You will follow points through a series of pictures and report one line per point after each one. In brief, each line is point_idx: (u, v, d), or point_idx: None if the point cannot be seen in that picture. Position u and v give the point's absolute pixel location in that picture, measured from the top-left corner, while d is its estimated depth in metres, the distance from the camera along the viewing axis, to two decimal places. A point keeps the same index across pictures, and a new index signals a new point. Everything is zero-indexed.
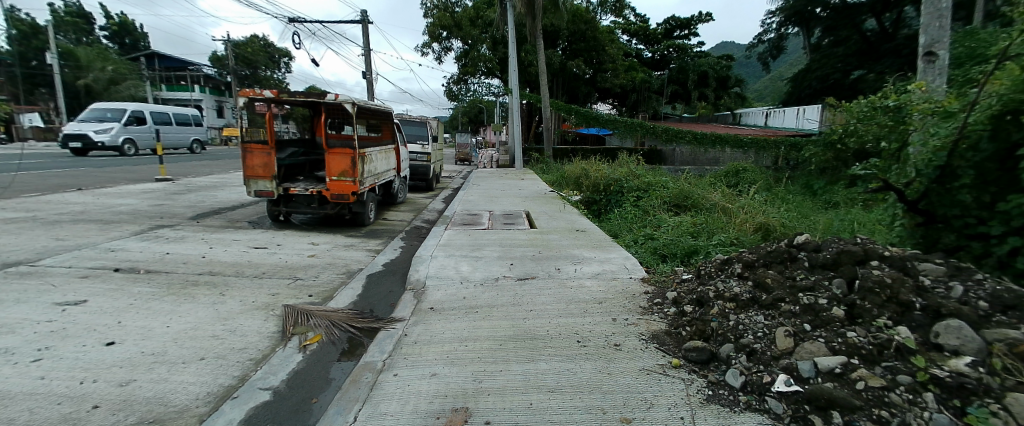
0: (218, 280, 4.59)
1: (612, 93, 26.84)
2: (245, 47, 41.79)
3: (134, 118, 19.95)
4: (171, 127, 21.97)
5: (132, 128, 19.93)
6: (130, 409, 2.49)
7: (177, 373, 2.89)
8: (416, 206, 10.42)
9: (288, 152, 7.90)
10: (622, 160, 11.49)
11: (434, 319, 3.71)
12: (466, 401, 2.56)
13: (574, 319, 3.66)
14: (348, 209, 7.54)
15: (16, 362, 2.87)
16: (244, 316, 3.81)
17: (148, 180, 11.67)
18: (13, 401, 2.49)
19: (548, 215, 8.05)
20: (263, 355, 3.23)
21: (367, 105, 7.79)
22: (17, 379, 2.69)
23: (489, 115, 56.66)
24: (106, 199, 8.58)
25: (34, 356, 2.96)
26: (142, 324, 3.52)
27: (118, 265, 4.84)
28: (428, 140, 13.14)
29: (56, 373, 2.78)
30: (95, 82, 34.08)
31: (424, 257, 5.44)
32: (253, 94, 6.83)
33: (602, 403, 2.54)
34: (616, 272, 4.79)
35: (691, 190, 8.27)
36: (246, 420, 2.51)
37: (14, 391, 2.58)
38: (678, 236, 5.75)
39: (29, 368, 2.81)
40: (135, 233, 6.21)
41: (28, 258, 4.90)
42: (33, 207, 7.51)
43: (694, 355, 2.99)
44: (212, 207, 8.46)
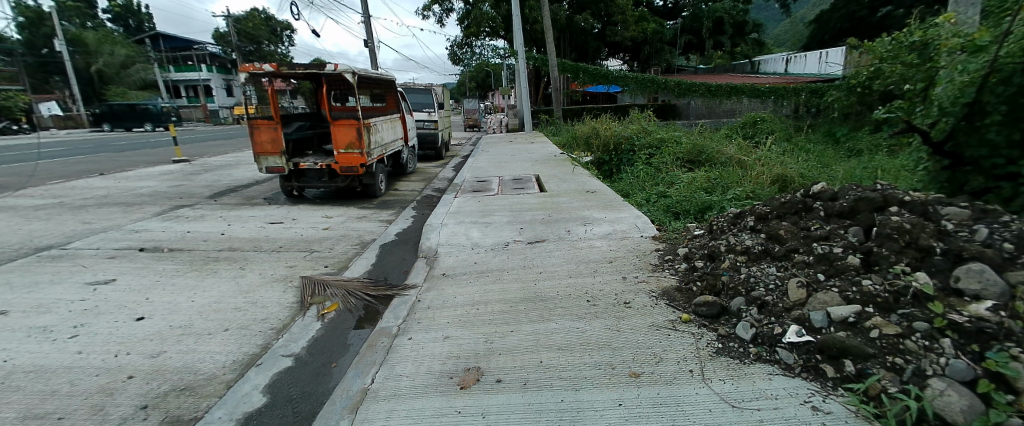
0: (238, 255, 4.74)
1: (621, 48, 25.80)
2: (247, 22, 41.67)
3: None
4: None
5: None
6: (162, 378, 2.65)
7: (204, 344, 3.04)
8: (427, 175, 10.47)
9: (295, 126, 7.90)
10: (633, 116, 11.16)
11: (446, 285, 3.78)
12: (478, 362, 2.64)
13: (583, 278, 3.69)
14: (359, 182, 7.65)
15: (54, 339, 3.05)
16: (264, 288, 3.95)
17: (166, 162, 11.93)
18: (54, 374, 2.67)
19: (558, 177, 7.98)
20: (285, 324, 3.37)
21: (369, 75, 7.70)
22: (57, 354, 2.87)
23: (496, 78, 55.32)
24: (127, 183, 8.81)
25: (71, 333, 3.14)
26: (168, 299, 3.69)
27: (143, 245, 5.03)
28: (435, 108, 13.02)
29: (92, 348, 2.95)
30: (107, 67, 34.49)
31: (434, 225, 5.49)
32: (253, 68, 6.78)
33: (611, 359, 2.59)
34: (627, 232, 4.75)
35: (705, 145, 8.06)
36: (270, 385, 2.65)
37: (54, 365, 2.76)
38: (690, 192, 5.65)
39: (67, 344, 2.99)
40: (158, 214, 6.42)
41: (58, 242, 5.13)
42: (59, 193, 7.80)
43: (705, 310, 2.98)
44: (228, 185, 8.66)
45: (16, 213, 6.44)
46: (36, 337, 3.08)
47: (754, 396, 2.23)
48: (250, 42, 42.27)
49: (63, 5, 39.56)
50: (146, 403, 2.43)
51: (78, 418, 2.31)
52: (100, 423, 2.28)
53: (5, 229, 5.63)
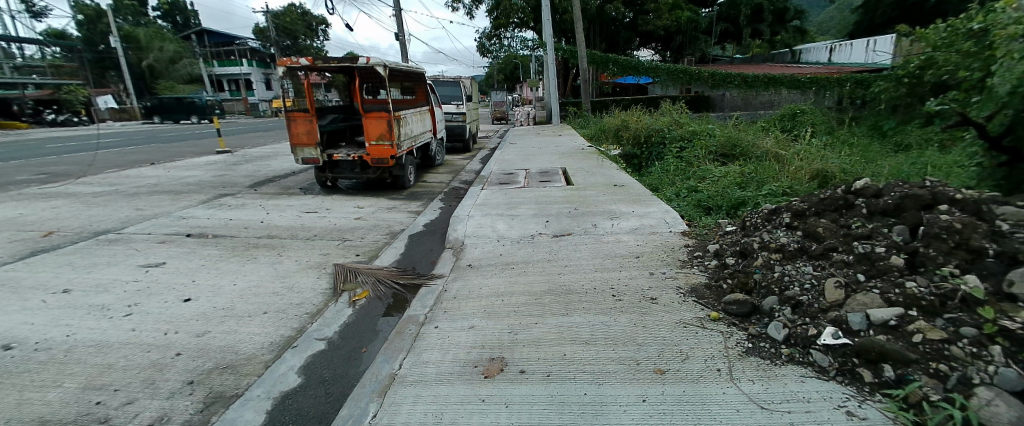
0: (276, 243, 4.95)
1: (654, 38, 25.17)
2: (285, 17, 42.98)
3: None
4: None
5: None
6: (207, 356, 2.83)
7: (244, 325, 3.21)
8: (455, 167, 10.59)
9: (329, 119, 8.14)
10: (664, 109, 10.93)
11: (471, 275, 3.86)
12: (502, 352, 2.69)
13: (608, 272, 3.69)
14: (389, 173, 7.83)
15: (111, 316, 3.30)
16: (300, 274, 4.13)
17: (210, 153, 12.51)
18: (112, 349, 2.89)
19: (585, 171, 7.93)
20: (318, 309, 3.51)
21: (399, 67, 7.84)
22: (114, 330, 3.10)
23: (525, 70, 55.06)
24: (175, 172, 9.29)
25: (126, 311, 3.38)
26: (212, 282, 3.91)
27: (190, 231, 5.32)
28: (463, 101, 13.13)
29: (144, 326, 3.17)
30: (156, 62, 36.27)
31: (461, 216, 5.58)
32: (290, 63, 7.01)
33: (636, 354, 2.58)
34: (655, 227, 4.68)
35: (740, 138, 7.82)
36: (305, 367, 2.78)
37: (111, 340, 2.99)
38: (722, 187, 5.51)
39: (123, 321, 3.23)
40: (203, 202, 6.77)
41: (115, 227, 5.49)
42: (115, 181, 8.32)
43: (735, 308, 2.93)
44: (267, 176, 9.01)
45: (78, 199, 6.92)
46: (95, 314, 3.33)
47: (784, 399, 2.19)
48: (288, 36, 43.64)
49: (118, 3, 41.77)
50: (192, 379, 2.60)
51: (132, 390, 2.50)
52: (151, 396, 2.46)
53: (68, 214, 6.08)
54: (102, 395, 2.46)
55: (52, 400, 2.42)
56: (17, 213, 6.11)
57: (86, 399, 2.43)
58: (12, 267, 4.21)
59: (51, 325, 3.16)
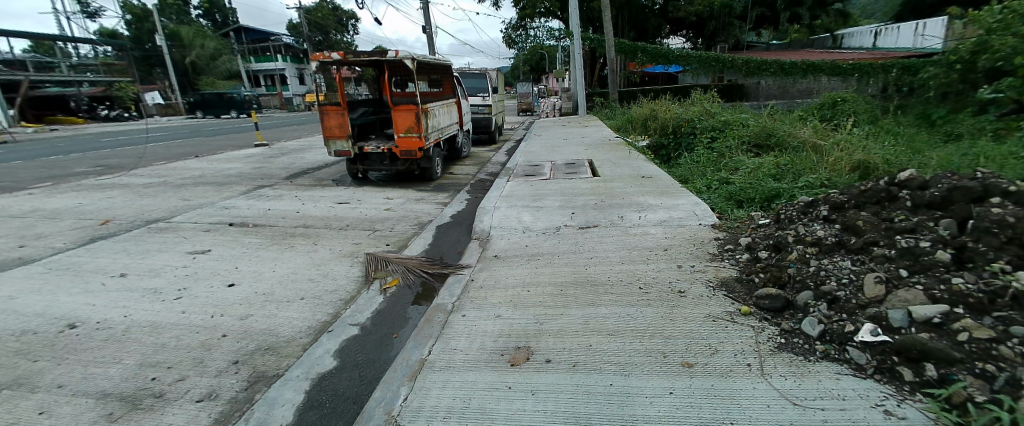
0: (312, 232, 5.14)
1: (686, 24, 24.41)
2: (317, 12, 43.88)
3: None
4: None
5: None
6: (250, 338, 2.98)
7: (284, 309, 3.37)
8: (480, 159, 10.66)
9: (359, 112, 8.33)
10: (696, 98, 10.65)
11: (497, 266, 3.91)
12: (528, 341, 2.73)
13: (634, 265, 3.67)
14: (417, 165, 7.97)
15: (163, 299, 3.52)
16: (334, 262, 4.28)
17: (248, 146, 13.00)
18: (164, 329, 3.08)
19: (612, 162, 7.84)
20: (352, 296, 3.64)
21: (427, 60, 7.91)
22: (166, 312, 3.31)
23: (551, 61, 54.49)
24: (217, 164, 9.71)
25: (177, 294, 3.59)
26: (254, 268, 4.11)
27: (232, 220, 5.58)
28: (489, 92, 13.16)
29: (193, 308, 3.36)
30: (199, 59, 37.66)
31: (487, 208, 5.63)
32: (323, 57, 7.18)
33: (663, 347, 2.58)
34: (684, 219, 4.61)
35: (775, 128, 7.56)
36: (340, 351, 2.89)
37: (164, 321, 3.19)
38: (756, 179, 5.35)
39: (174, 304, 3.44)
40: (243, 193, 7.06)
41: (164, 216, 5.81)
42: (163, 173, 8.77)
43: (767, 302, 2.87)
44: (302, 168, 9.31)
45: (131, 190, 7.34)
46: (149, 297, 3.55)
47: (818, 396, 2.14)
48: (319, 32, 44.59)
49: (163, 3, 43.61)
50: (237, 359, 2.76)
51: (183, 368, 2.66)
52: (199, 374, 2.62)
53: (122, 204, 6.46)
54: (157, 372, 2.63)
55: (113, 375, 2.61)
56: (78, 202, 6.54)
57: (143, 375, 2.60)
58: (75, 253, 4.52)
59: (110, 306, 3.40)
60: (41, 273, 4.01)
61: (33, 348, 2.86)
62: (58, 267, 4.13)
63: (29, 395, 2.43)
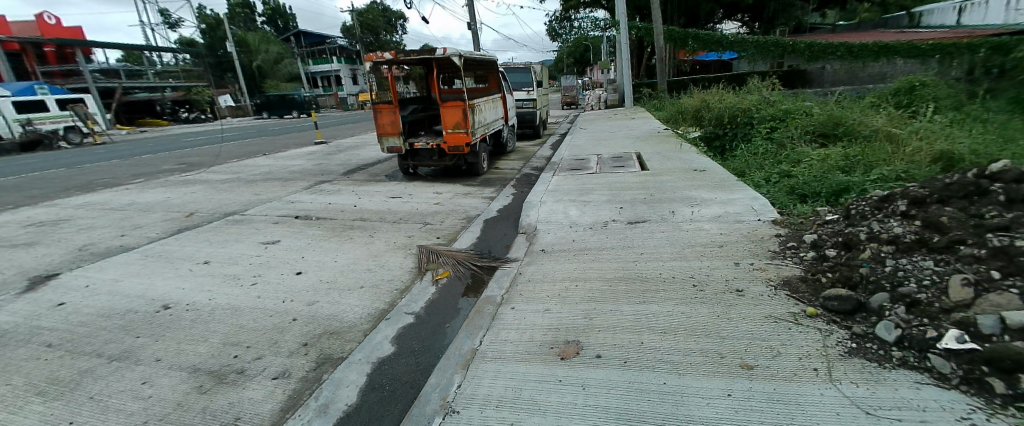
0: (368, 225, 5.35)
1: (741, 8, 23.12)
2: (367, 14, 45.36)
3: None
4: None
5: None
6: (316, 323, 3.15)
7: (345, 297, 3.53)
8: (525, 154, 10.66)
9: (409, 109, 8.54)
10: (752, 86, 10.13)
11: (545, 260, 3.90)
12: (578, 336, 2.71)
13: (689, 262, 3.54)
14: (464, 160, 8.08)
15: (241, 284, 3.79)
16: (389, 254, 4.43)
17: (309, 144, 13.70)
18: (243, 311, 3.32)
19: (662, 155, 7.62)
20: (405, 286, 3.76)
21: (473, 56, 7.96)
22: (244, 296, 3.57)
23: (597, 52, 53.44)
24: (282, 162, 10.30)
25: (252, 280, 3.86)
26: (318, 258, 4.34)
27: (297, 213, 5.90)
28: (534, 86, 13.11)
29: (267, 293, 3.60)
30: (264, 63, 40.05)
31: (534, 202, 5.63)
32: (376, 57, 7.41)
33: (720, 348, 2.48)
34: (742, 214, 4.40)
35: (843, 116, 7.06)
36: (395, 338, 2.99)
37: (242, 304, 3.43)
38: (821, 172, 5.03)
39: (250, 289, 3.70)
40: (306, 188, 7.45)
41: (238, 209, 6.24)
42: (235, 170, 9.41)
43: (836, 304, 2.69)
44: (357, 164, 9.69)
45: (209, 185, 7.94)
46: (229, 282, 3.83)
47: (894, 405, 2.00)
48: (370, 33, 46.06)
49: (233, 12, 46.82)
50: (306, 341, 2.93)
51: (260, 348, 2.86)
52: (273, 354, 2.80)
53: (202, 198, 7.00)
54: (238, 350, 2.85)
55: (201, 351, 2.85)
56: (165, 197, 7.16)
57: (226, 353, 2.82)
58: (166, 241, 4.96)
59: (196, 290, 3.70)
60: (139, 259, 4.43)
61: (135, 325, 3.17)
62: (152, 254, 4.55)
63: (134, 367, 2.71)
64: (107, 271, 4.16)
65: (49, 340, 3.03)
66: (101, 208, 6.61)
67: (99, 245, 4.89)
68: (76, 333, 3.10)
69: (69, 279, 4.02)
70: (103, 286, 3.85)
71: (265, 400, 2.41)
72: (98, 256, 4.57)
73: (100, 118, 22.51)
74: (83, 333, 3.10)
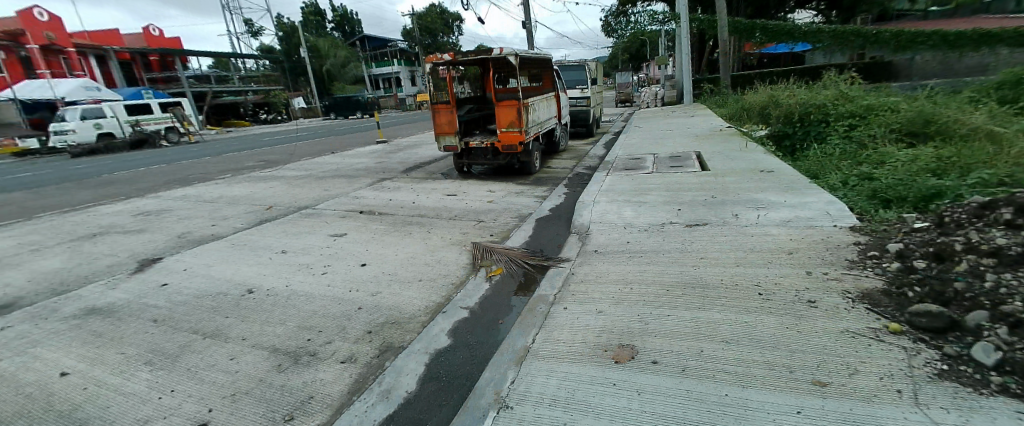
0: (426, 221, 5.52)
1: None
2: (427, 17, 46.68)
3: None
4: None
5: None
6: (379, 312, 3.30)
7: (404, 290, 3.66)
8: (578, 153, 10.55)
9: (465, 109, 8.72)
10: (827, 81, 9.42)
11: (599, 261, 3.85)
12: (633, 340, 2.65)
13: (754, 268, 3.36)
14: (517, 159, 8.14)
15: (313, 273, 4.05)
16: (446, 249, 4.55)
17: (371, 143, 14.32)
18: (314, 298, 3.54)
19: (725, 155, 7.28)
20: (460, 281, 3.84)
21: (528, 55, 7.98)
22: (315, 284, 3.81)
23: (654, 47, 51.74)
24: (347, 160, 10.85)
25: (322, 270, 4.11)
26: (381, 251, 4.54)
27: (361, 208, 6.21)
28: (588, 84, 12.95)
29: (335, 283, 3.82)
30: (332, 67, 42.34)
31: (587, 202, 5.56)
32: (435, 59, 7.63)
33: (788, 361, 2.34)
34: (814, 219, 4.12)
35: (935, 112, 6.41)
36: (451, 332, 3.07)
37: (313, 292, 3.66)
38: (907, 175, 4.60)
39: (321, 278, 3.93)
40: (369, 184, 7.80)
41: (309, 203, 6.65)
42: (306, 167, 10.03)
43: (924, 321, 2.46)
44: (416, 162, 10.02)
45: (285, 181, 8.52)
46: (303, 270, 4.10)
47: None
48: (428, 35, 47.36)
49: (306, 20, 49.94)
50: (369, 330, 3.08)
51: (329, 334, 3.03)
52: (342, 339, 2.97)
53: (278, 193, 7.52)
54: (310, 334, 3.04)
55: (280, 333, 3.07)
56: (247, 191, 7.76)
57: (300, 336, 3.02)
58: (248, 231, 5.38)
59: (274, 276, 3.99)
60: (226, 247, 4.85)
61: (224, 307, 3.47)
62: (237, 243, 4.96)
63: (223, 343, 2.96)
64: (200, 257, 4.58)
65: (155, 316, 3.38)
66: (194, 200, 7.28)
67: (194, 233, 5.39)
68: (177, 311, 3.44)
69: (169, 263, 4.46)
70: (197, 270, 4.24)
71: (333, 383, 2.56)
72: (192, 243, 5.04)
73: (194, 119, 24.78)
74: (182, 311, 3.44)
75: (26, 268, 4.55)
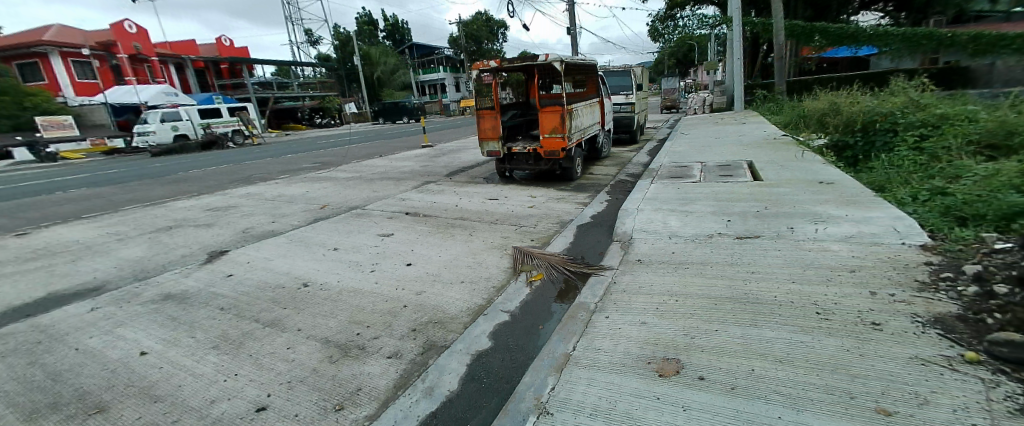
0: (468, 224, 5.61)
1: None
2: (472, 25, 47.56)
3: (54, 172, 13.57)
4: (82, 170, 13.70)
5: (54, 172, 13.62)
6: (423, 311, 3.38)
7: (447, 290, 3.74)
8: (621, 160, 10.41)
9: (509, 115, 8.81)
10: (894, 87, 8.84)
11: (642, 271, 3.78)
12: (679, 354, 2.58)
13: (810, 285, 3.20)
14: (559, 165, 8.12)
15: (362, 270, 4.20)
16: (487, 252, 4.60)
17: (416, 147, 14.71)
18: (363, 295, 3.68)
19: (778, 164, 6.98)
20: (501, 285, 3.88)
21: (573, 61, 7.97)
22: (364, 281, 3.95)
23: (702, 53, 50.29)
24: (394, 163, 11.20)
25: (371, 268, 4.26)
26: (425, 252, 4.65)
27: (407, 210, 6.39)
28: (633, 89, 12.76)
29: (383, 281, 3.95)
30: (382, 74, 43.91)
31: (630, 210, 5.47)
32: (482, 66, 7.76)
33: (849, 386, 2.21)
34: (877, 236, 3.87)
35: (1019, 122, 5.88)
36: (492, 334, 3.10)
37: (362, 288, 3.80)
38: (986, 191, 4.24)
39: (370, 275, 4.08)
40: (415, 187, 8.02)
41: (359, 204, 6.92)
42: (356, 170, 10.44)
43: (1006, 351, 2.26)
44: (459, 166, 10.20)
45: (337, 182, 8.90)
46: (353, 268, 4.27)
47: None
48: (473, 42, 48.19)
49: (360, 29, 52.14)
50: (413, 327, 3.16)
51: (377, 329, 3.14)
52: (388, 335, 3.06)
53: (330, 193, 7.87)
54: (359, 328, 3.16)
55: (332, 326, 3.21)
56: (302, 191, 8.17)
57: (350, 330, 3.15)
58: (303, 228, 5.66)
59: (327, 272, 4.18)
60: (284, 242, 5.12)
61: (282, 298, 3.66)
62: (293, 239, 5.22)
63: (281, 333, 3.13)
64: (261, 251, 4.86)
65: (221, 304, 3.61)
66: (255, 198, 7.73)
67: (256, 229, 5.72)
68: (240, 300, 3.67)
69: (234, 255, 4.76)
70: (259, 263, 4.50)
71: (380, 377, 2.65)
72: (253, 238, 5.35)
73: (256, 123, 26.35)
74: (244, 301, 3.66)
75: (113, 255, 4.97)
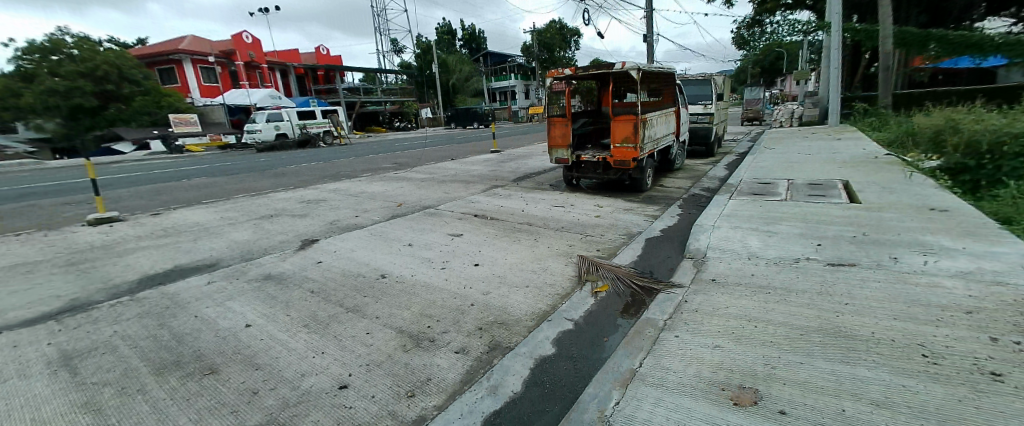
0: (535, 229, 5.68)
1: None
2: (546, 33, 47.86)
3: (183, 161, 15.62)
4: (201, 161, 15.58)
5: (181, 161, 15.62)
6: (490, 311, 3.48)
7: (513, 293, 3.81)
8: (695, 173, 9.98)
9: (580, 123, 8.78)
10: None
11: (715, 291, 3.61)
12: (757, 384, 2.45)
13: (913, 324, 2.90)
14: (628, 175, 7.96)
15: (433, 267, 4.39)
16: (552, 259, 4.63)
17: (486, 152, 15.08)
18: (434, 290, 3.85)
19: (877, 186, 6.36)
20: (566, 293, 3.88)
21: (650, 69, 7.79)
22: (435, 277, 4.14)
23: (791, 62, 46.75)
24: (465, 166, 11.56)
25: (441, 265, 4.44)
26: (493, 254, 4.78)
27: (476, 212, 6.58)
28: (712, 99, 12.21)
29: (452, 278, 4.11)
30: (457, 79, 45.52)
31: (703, 226, 5.25)
32: (556, 73, 7.82)
33: None
34: (998, 275, 3.41)
35: None
36: (555, 341, 3.11)
37: (433, 284, 3.98)
38: None
39: (440, 272, 4.26)
40: (484, 190, 8.24)
41: (432, 203, 7.23)
42: (430, 171, 10.90)
43: None
44: (528, 172, 10.31)
45: (412, 182, 9.35)
46: (425, 264, 4.49)
47: None
48: (546, 50, 48.50)
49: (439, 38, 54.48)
50: (480, 326, 3.26)
51: (446, 324, 3.28)
52: (456, 331, 3.20)
53: (406, 192, 8.29)
54: (430, 321, 3.32)
55: (405, 317, 3.40)
56: (381, 189, 8.68)
57: (422, 322, 3.31)
58: (382, 224, 6.03)
59: (402, 266, 4.42)
60: (364, 235, 5.49)
61: (362, 287, 3.93)
62: (373, 233, 5.58)
63: (361, 319, 3.36)
64: (345, 242, 5.24)
65: (311, 288, 3.95)
66: (339, 193, 8.33)
67: (341, 221, 6.18)
68: (326, 285, 3.99)
69: (323, 244, 5.18)
70: (343, 253, 4.86)
71: (449, 370, 2.77)
72: (339, 229, 5.79)
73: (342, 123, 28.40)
74: (330, 286, 3.97)
75: (224, 237, 5.60)
